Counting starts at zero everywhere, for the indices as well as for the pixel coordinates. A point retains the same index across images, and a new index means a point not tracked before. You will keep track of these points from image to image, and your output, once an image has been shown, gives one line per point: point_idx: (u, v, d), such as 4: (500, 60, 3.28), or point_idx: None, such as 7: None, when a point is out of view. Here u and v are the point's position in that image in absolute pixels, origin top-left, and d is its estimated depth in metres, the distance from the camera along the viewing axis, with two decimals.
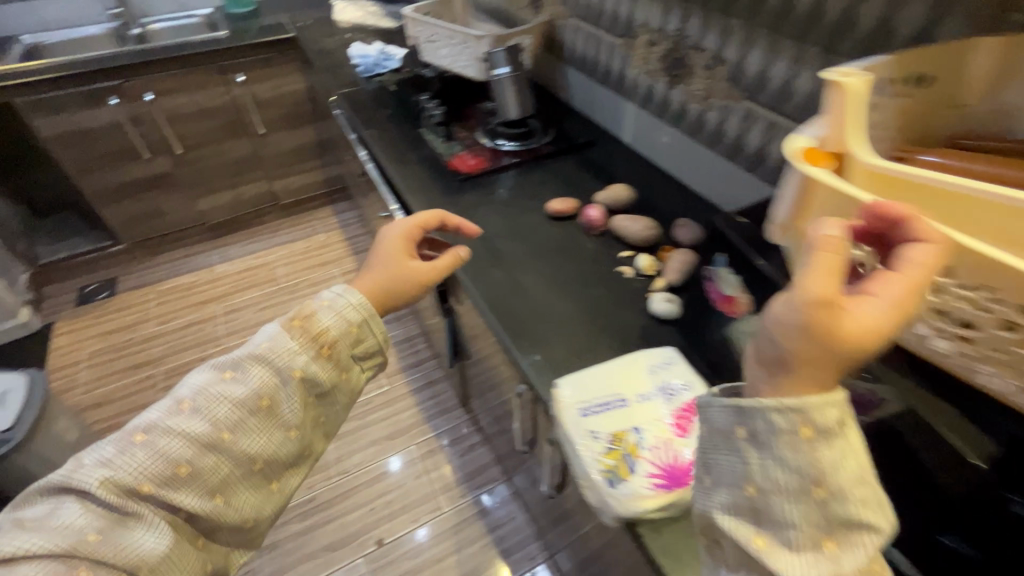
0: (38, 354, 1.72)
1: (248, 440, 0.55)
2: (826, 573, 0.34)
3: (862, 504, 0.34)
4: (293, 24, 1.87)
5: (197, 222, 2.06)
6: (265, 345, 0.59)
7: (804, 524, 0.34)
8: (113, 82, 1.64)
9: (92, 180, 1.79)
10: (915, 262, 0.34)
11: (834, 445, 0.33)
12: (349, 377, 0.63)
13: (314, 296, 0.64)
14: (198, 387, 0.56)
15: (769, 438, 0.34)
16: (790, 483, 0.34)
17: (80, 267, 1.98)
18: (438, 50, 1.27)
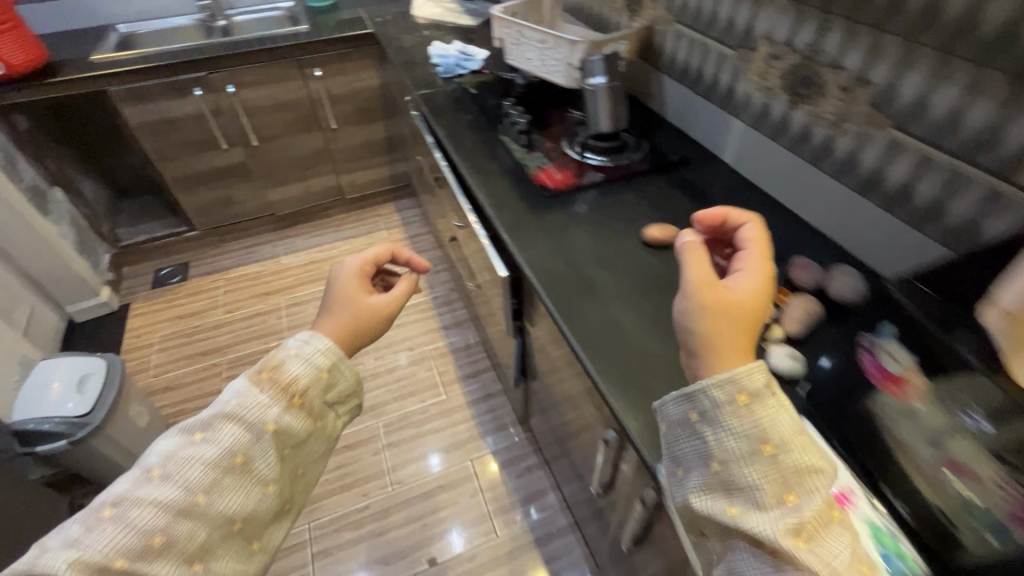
0: (116, 334, 1.79)
1: (224, 499, 0.58)
2: (795, 518, 0.42)
3: (802, 453, 0.44)
4: (370, 19, 1.85)
5: (266, 212, 2.09)
6: (234, 401, 0.62)
7: (766, 482, 0.43)
8: (198, 74, 1.66)
9: (173, 168, 1.84)
10: (751, 239, 0.58)
11: (765, 404, 0.45)
12: (323, 425, 0.69)
13: (281, 346, 0.69)
14: (166, 453, 0.58)
15: (715, 413, 0.46)
16: (740, 447, 0.45)
17: (157, 250, 2.05)
18: (525, 54, 1.20)
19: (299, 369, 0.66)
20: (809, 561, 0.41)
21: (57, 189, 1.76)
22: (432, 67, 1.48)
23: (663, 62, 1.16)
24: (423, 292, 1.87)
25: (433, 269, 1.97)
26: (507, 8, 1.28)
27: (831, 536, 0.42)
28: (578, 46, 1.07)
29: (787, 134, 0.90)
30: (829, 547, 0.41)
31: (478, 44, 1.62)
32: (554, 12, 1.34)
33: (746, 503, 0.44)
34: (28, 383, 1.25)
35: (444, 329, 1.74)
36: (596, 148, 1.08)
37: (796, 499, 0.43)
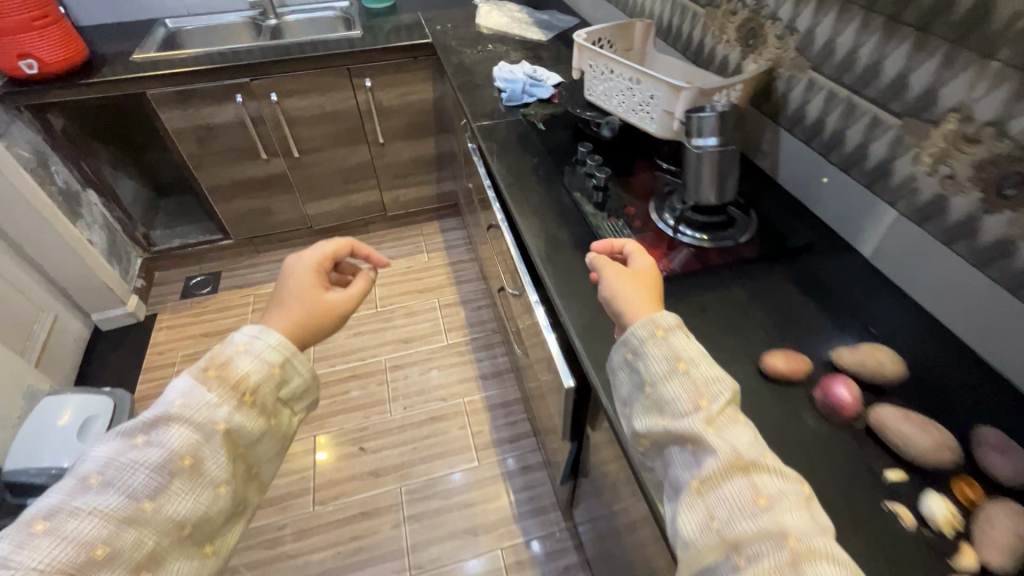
0: (139, 347, 1.70)
1: (175, 503, 0.48)
2: (705, 416, 0.54)
3: (703, 366, 0.58)
4: (430, 26, 1.67)
5: (303, 225, 1.97)
6: (178, 400, 0.53)
7: (684, 392, 0.56)
8: (240, 80, 1.53)
9: (209, 176, 1.72)
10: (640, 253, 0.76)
11: (677, 335, 0.60)
12: (279, 420, 0.59)
13: (225, 342, 0.59)
14: (103, 459, 0.48)
15: (641, 345, 0.61)
16: (660, 369, 0.58)
17: (190, 257, 1.96)
18: (613, 93, 1.00)
19: (248, 364, 0.56)
20: (718, 444, 0.52)
21: (91, 192, 1.67)
22: (495, 92, 1.29)
23: (784, 116, 0.93)
24: (462, 330, 1.70)
25: (475, 304, 1.79)
26: (593, 34, 1.07)
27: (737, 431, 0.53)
28: (683, 94, 0.86)
29: (969, 243, 0.67)
30: (735, 438, 0.52)
31: (548, 64, 1.42)
32: (646, 39, 1.12)
33: (670, 409, 0.56)
34: (28, 420, 1.15)
35: (482, 379, 1.56)
36: (693, 222, 0.87)
37: (705, 400, 0.55)
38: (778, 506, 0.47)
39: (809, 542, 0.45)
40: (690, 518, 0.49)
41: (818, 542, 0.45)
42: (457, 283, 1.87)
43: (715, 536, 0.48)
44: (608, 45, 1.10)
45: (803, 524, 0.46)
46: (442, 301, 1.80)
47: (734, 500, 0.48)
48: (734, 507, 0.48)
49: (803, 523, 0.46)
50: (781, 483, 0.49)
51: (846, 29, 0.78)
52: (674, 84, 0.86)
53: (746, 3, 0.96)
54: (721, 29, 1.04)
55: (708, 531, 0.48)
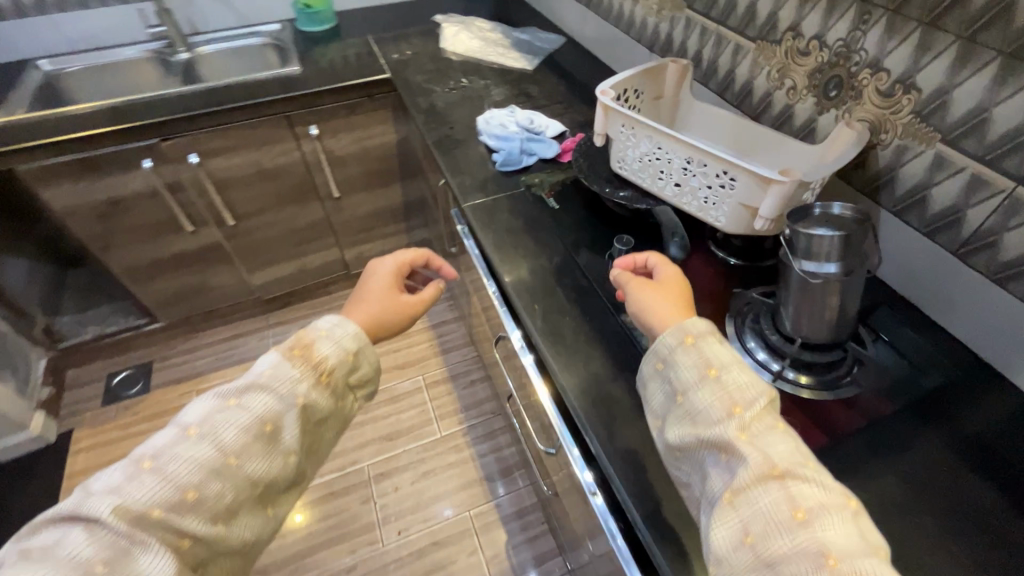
0: (51, 481, 1.35)
1: (253, 464, 0.53)
2: (739, 427, 0.46)
3: (739, 369, 0.50)
4: (385, 56, 1.36)
5: (249, 297, 1.64)
6: (267, 372, 0.58)
7: (716, 400, 0.48)
8: (145, 141, 1.19)
9: (121, 257, 1.37)
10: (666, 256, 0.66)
11: (711, 338, 0.52)
12: (342, 403, 0.63)
13: (311, 326, 0.63)
14: (204, 413, 0.53)
15: (668, 349, 0.53)
16: (689, 376, 0.50)
17: (111, 348, 1.60)
18: (661, 171, 0.74)
19: (329, 348, 0.60)
20: (751, 453, 0.44)
21: None
22: (484, 151, 1.01)
23: (890, 195, 0.70)
24: (456, 417, 1.44)
25: (467, 380, 1.52)
26: (618, 84, 0.81)
27: (774, 439, 0.46)
28: (782, 188, 0.61)
29: None
30: (771, 446, 0.45)
31: (541, 105, 1.15)
32: (681, 85, 0.87)
33: (700, 417, 0.48)
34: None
35: (489, 481, 1.31)
36: (793, 361, 0.63)
37: (740, 406, 0.47)
38: (819, 523, 0.40)
39: (856, 562, 0.38)
40: (719, 534, 0.42)
41: (868, 564, 0.38)
42: (442, 352, 1.59)
43: (750, 554, 0.41)
44: (634, 95, 0.85)
45: (848, 543, 0.39)
46: (427, 379, 1.52)
47: (770, 515, 0.41)
48: (769, 523, 0.41)
49: (847, 541, 0.39)
50: (824, 495, 0.42)
51: (1011, 99, 0.55)
52: (769, 177, 0.60)
53: (826, 43, 0.72)
54: (783, 72, 0.80)
55: (742, 547, 0.41)
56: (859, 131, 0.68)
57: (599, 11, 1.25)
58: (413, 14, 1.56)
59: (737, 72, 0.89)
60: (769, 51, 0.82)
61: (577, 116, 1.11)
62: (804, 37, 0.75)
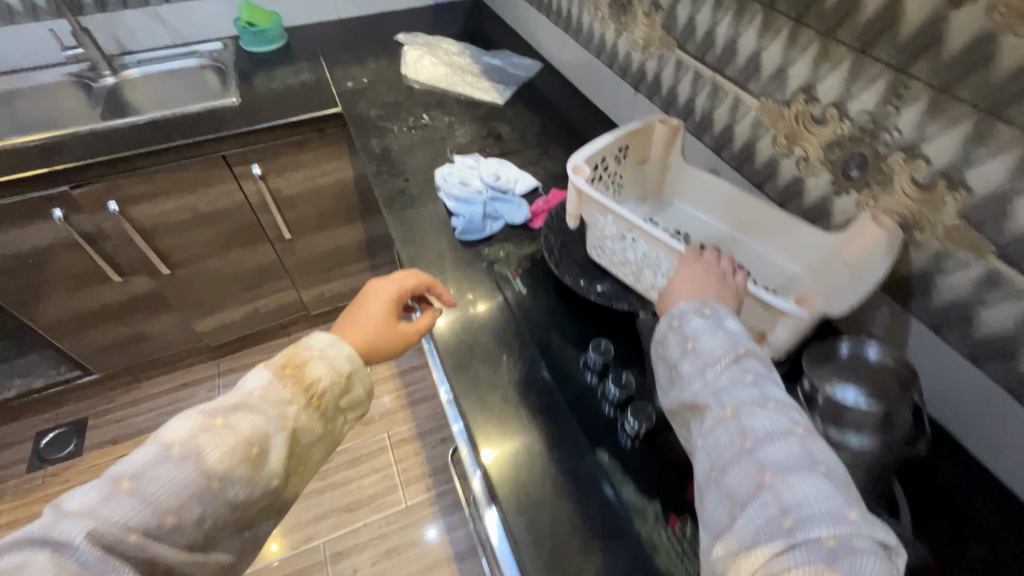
0: None
1: (240, 488, 0.43)
2: (705, 384, 0.43)
3: (718, 333, 0.45)
4: (339, 85, 1.21)
5: (195, 344, 1.48)
6: (257, 390, 0.47)
7: (688, 363, 0.45)
8: (55, 189, 1.02)
9: (42, 311, 1.21)
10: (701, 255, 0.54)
11: (691, 310, 0.48)
12: (334, 427, 0.51)
13: (304, 340, 0.52)
14: (191, 426, 0.43)
15: (659, 335, 0.49)
16: (671, 352, 0.47)
17: (40, 403, 1.44)
18: (647, 270, 0.62)
19: (323, 369, 0.50)
20: (713, 401, 0.41)
21: None
22: (442, 212, 0.87)
23: (924, 305, 0.57)
24: (424, 482, 1.31)
25: (437, 437, 1.39)
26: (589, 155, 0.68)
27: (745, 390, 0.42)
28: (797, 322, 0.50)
29: None
30: (736, 392, 0.41)
31: (512, 151, 1.00)
32: (666, 149, 0.74)
33: (681, 382, 0.45)
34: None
35: (458, 561, 1.19)
36: None
37: (710, 364, 0.43)
38: (768, 452, 0.37)
39: (796, 485, 0.34)
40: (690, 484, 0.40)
41: (812, 487, 0.34)
42: (410, 404, 1.46)
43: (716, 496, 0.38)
44: (614, 161, 0.73)
45: (794, 470, 0.35)
46: (393, 436, 1.39)
47: (726, 452, 0.38)
48: (727, 461, 0.38)
49: (797, 464, 0.35)
50: (783, 425, 0.38)
51: None
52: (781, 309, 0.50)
53: (846, 114, 0.59)
54: (792, 139, 0.67)
55: (707, 490, 0.39)
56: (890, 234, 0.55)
57: (577, 38, 1.10)
58: (372, 32, 1.40)
59: (736, 130, 0.75)
60: (775, 112, 0.68)
61: (551, 165, 0.97)
62: (819, 102, 0.62)
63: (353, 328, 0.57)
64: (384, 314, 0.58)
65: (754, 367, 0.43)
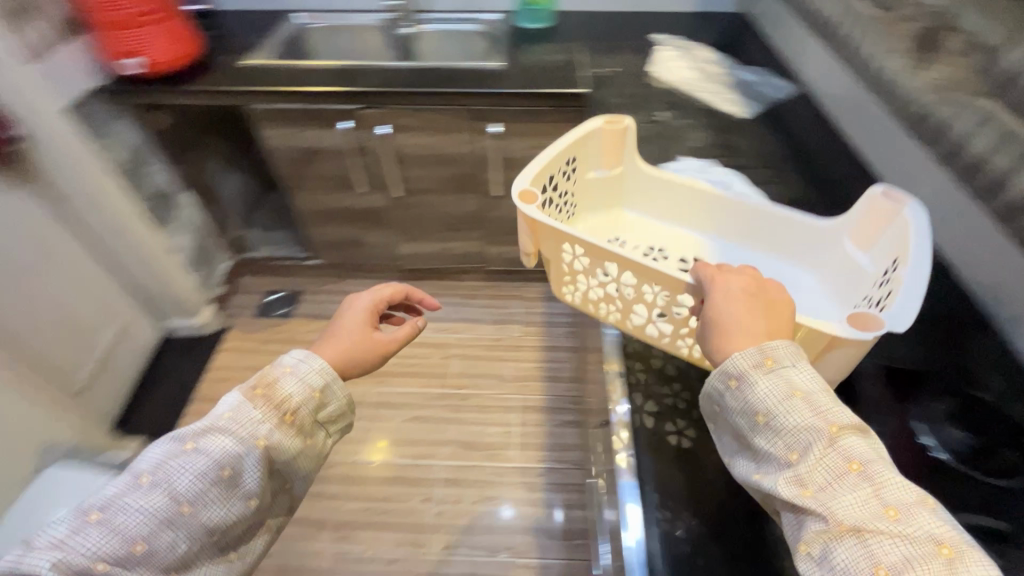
0: (196, 368, 1.57)
1: (209, 511, 0.50)
2: (802, 478, 0.41)
3: (800, 411, 0.42)
4: (587, 70, 1.29)
5: (392, 261, 1.73)
6: (226, 415, 0.53)
7: (771, 446, 0.43)
8: (350, 107, 1.27)
9: (304, 199, 1.53)
10: (731, 286, 0.51)
11: (756, 369, 0.45)
12: (315, 440, 0.58)
13: (275, 362, 0.59)
14: (158, 459, 0.51)
15: (722, 398, 0.47)
16: (741, 422, 0.45)
17: (276, 270, 1.82)
18: (639, 308, 0.65)
19: (292, 388, 0.56)
20: (818, 506, 0.39)
21: (186, 194, 1.56)
22: None
23: None
24: (538, 452, 1.36)
25: (561, 417, 1.43)
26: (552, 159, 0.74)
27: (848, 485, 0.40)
28: (859, 342, 0.52)
29: None
30: (845, 497, 0.39)
31: (741, 167, 0.98)
32: (618, 148, 0.82)
33: (766, 462, 0.43)
34: (25, 495, 0.97)
35: (546, 536, 1.22)
36: None
37: (802, 453, 0.41)
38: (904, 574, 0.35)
39: None
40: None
41: None
42: (546, 379, 1.52)
43: None
44: (563, 175, 0.80)
45: None
46: (523, 402, 1.47)
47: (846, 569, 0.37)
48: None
49: None
50: (911, 541, 0.37)
51: None
52: (845, 336, 0.52)
53: None
54: None
55: None
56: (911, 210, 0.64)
57: (853, 67, 1.02)
58: (630, 29, 1.45)
59: None
60: None
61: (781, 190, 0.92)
62: None
63: (326, 339, 0.66)
64: (359, 324, 0.69)
65: (857, 452, 0.40)
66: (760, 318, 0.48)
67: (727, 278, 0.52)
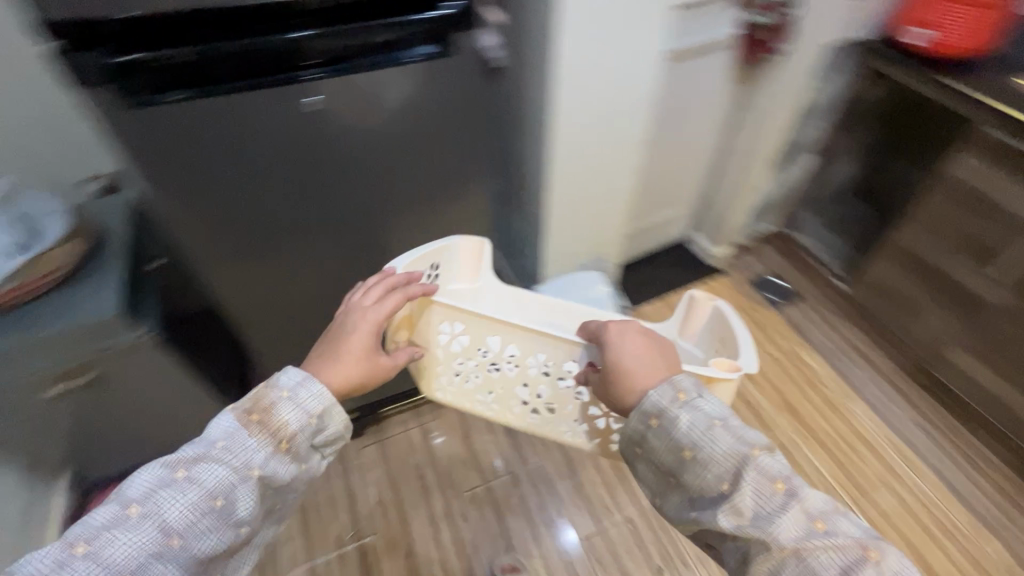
0: (677, 277, 1.66)
1: (201, 542, 0.48)
2: (735, 511, 0.51)
3: (727, 436, 0.53)
4: None
5: (923, 352, 1.42)
6: (223, 440, 0.52)
7: (706, 469, 0.53)
8: None
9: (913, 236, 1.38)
10: (624, 341, 0.65)
11: (680, 410, 0.56)
12: (309, 465, 0.57)
13: (272, 382, 0.57)
14: (146, 488, 0.49)
15: (641, 435, 0.58)
16: (671, 460, 0.55)
17: (797, 261, 1.69)
18: (518, 391, 0.90)
19: (290, 415, 0.55)
20: (752, 529, 0.50)
21: (810, 157, 1.57)
22: None
23: None
24: None
25: None
26: (410, 262, 0.86)
27: (774, 503, 0.50)
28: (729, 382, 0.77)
29: None
30: (778, 517, 0.49)
31: None
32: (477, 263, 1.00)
33: (702, 496, 0.54)
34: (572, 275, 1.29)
35: None
36: None
37: (727, 479, 0.52)
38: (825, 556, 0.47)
39: (853, 559, 0.46)
40: None
41: None
42: None
43: None
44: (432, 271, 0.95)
45: (846, 549, 0.47)
46: None
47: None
48: None
49: (860, 560, 0.46)
50: (817, 523, 0.49)
51: None
52: (712, 375, 0.75)
53: None
54: None
55: None
56: (693, 294, 1.00)
57: None
58: None
59: None
60: None
61: None
62: None
63: (330, 361, 0.64)
64: (366, 349, 0.66)
65: (765, 463, 0.51)
66: (656, 362, 0.62)
67: (616, 329, 0.67)
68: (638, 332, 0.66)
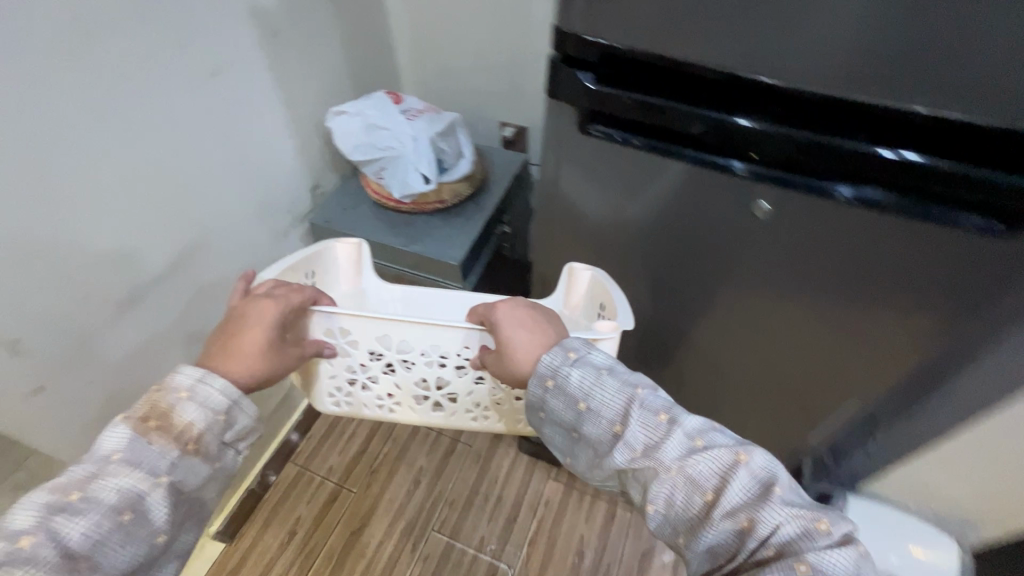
0: None
1: (118, 553, 0.45)
2: (624, 449, 0.48)
3: (613, 384, 0.51)
4: None
5: None
6: (120, 454, 0.47)
7: (605, 418, 0.50)
8: None
9: None
10: (510, 314, 0.59)
11: (574, 370, 0.52)
12: (224, 464, 0.53)
13: (171, 380, 0.52)
14: (42, 511, 0.44)
15: (543, 400, 0.54)
16: (569, 416, 0.53)
17: None
18: (414, 390, 0.70)
19: (193, 413, 0.51)
20: (643, 454, 0.48)
21: None
22: None
23: None
24: None
25: None
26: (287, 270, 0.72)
27: (653, 423, 0.48)
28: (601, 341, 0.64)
29: None
30: (661, 443, 0.47)
31: None
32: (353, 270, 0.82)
33: (603, 447, 0.51)
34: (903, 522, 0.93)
35: None
36: None
37: (610, 417, 0.50)
38: (699, 467, 0.45)
39: (730, 463, 0.45)
40: (656, 527, 0.47)
41: (747, 483, 0.44)
42: None
43: (687, 526, 0.46)
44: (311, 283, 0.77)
45: (723, 442, 0.46)
46: None
47: (684, 491, 0.45)
48: (684, 493, 0.45)
49: (735, 468, 0.44)
50: (697, 445, 0.47)
51: None
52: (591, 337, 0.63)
53: None
54: None
55: (680, 530, 0.46)
56: (572, 266, 0.76)
57: None
58: None
59: None
60: None
61: None
62: None
63: (222, 356, 0.56)
64: (269, 343, 0.58)
65: (647, 396, 0.50)
66: (539, 335, 0.57)
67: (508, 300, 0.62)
68: (526, 304, 0.61)
